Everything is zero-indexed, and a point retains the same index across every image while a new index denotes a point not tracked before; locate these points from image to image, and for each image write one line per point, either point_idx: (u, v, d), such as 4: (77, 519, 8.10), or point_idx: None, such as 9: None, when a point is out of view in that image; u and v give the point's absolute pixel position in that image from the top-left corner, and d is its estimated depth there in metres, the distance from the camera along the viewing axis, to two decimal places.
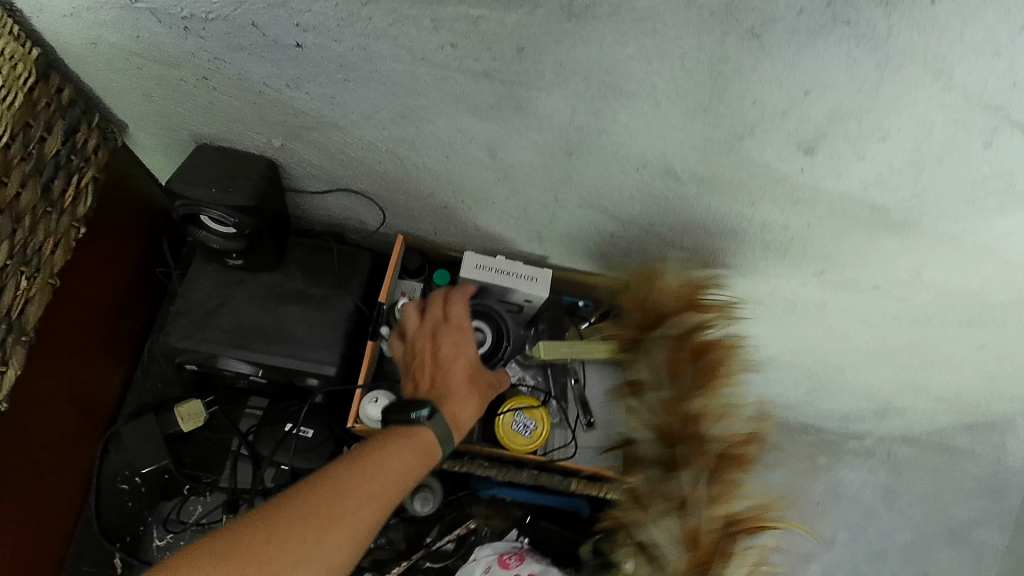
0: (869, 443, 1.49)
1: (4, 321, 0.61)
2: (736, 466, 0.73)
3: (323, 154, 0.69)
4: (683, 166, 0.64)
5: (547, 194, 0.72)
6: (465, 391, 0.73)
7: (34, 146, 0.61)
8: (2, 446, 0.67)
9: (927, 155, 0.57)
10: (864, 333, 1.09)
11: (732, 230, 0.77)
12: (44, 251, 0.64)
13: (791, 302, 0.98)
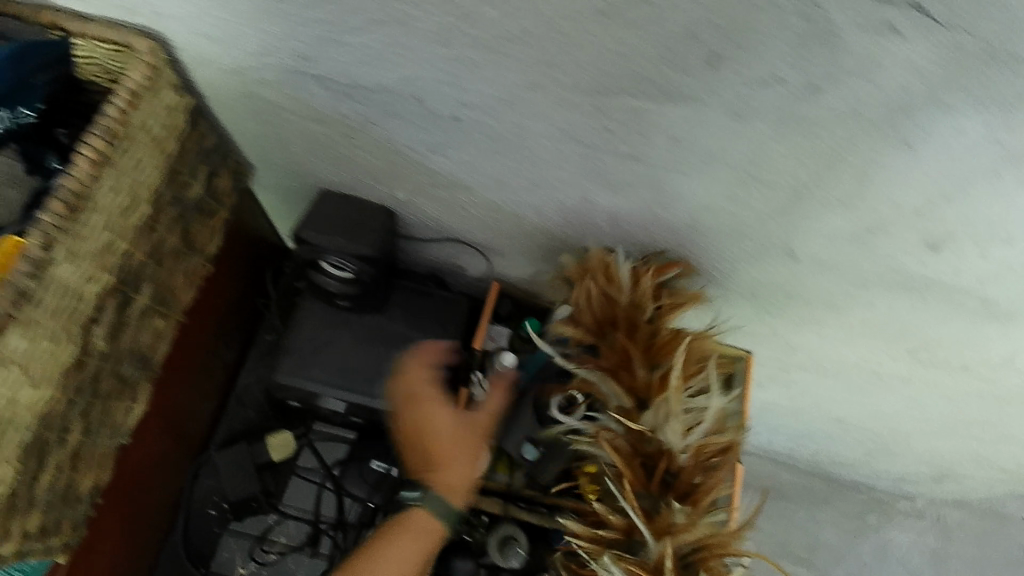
0: (919, 505, 1.57)
1: (136, 359, 0.62)
2: (698, 491, 0.61)
3: (442, 207, 0.71)
4: (803, 248, 0.64)
5: (656, 260, 0.73)
6: (439, 459, 0.68)
7: (181, 191, 0.63)
8: (118, 471, 0.69)
9: None
10: (942, 406, 1.08)
11: (834, 306, 0.77)
12: (175, 291, 0.66)
13: (875, 373, 0.97)
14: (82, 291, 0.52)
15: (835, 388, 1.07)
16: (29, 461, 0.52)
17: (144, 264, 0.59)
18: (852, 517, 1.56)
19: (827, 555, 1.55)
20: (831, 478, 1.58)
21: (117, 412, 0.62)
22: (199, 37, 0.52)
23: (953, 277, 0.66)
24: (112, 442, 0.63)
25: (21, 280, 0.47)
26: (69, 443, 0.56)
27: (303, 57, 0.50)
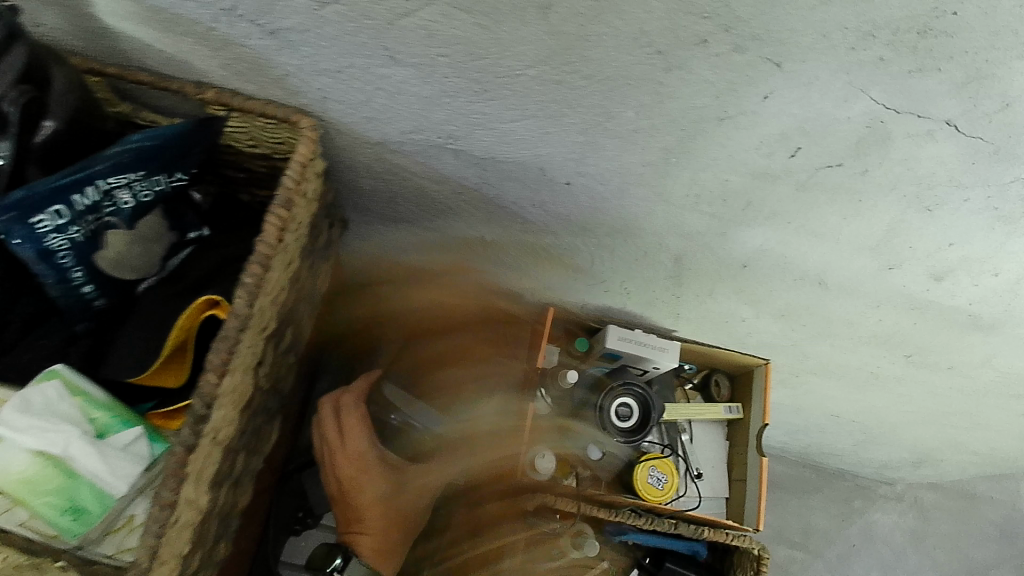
0: (898, 489, 1.71)
1: (273, 396, 0.70)
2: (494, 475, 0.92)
3: (524, 250, 0.82)
4: (834, 280, 0.77)
5: (705, 291, 0.85)
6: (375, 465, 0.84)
7: (312, 245, 0.71)
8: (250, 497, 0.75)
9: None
10: (926, 400, 1.23)
11: (849, 323, 0.90)
12: (300, 333, 0.74)
13: (873, 374, 1.12)
14: (260, 337, 0.60)
15: (836, 387, 1.20)
16: (212, 490, 0.60)
17: (289, 310, 0.67)
18: (839, 502, 1.69)
19: (822, 540, 1.66)
20: (820, 468, 1.70)
21: (259, 440, 0.70)
22: (357, 117, 0.62)
23: (950, 299, 0.80)
24: (253, 467, 0.71)
25: (233, 334, 0.55)
26: (231, 474, 0.64)
27: (453, 137, 0.62)
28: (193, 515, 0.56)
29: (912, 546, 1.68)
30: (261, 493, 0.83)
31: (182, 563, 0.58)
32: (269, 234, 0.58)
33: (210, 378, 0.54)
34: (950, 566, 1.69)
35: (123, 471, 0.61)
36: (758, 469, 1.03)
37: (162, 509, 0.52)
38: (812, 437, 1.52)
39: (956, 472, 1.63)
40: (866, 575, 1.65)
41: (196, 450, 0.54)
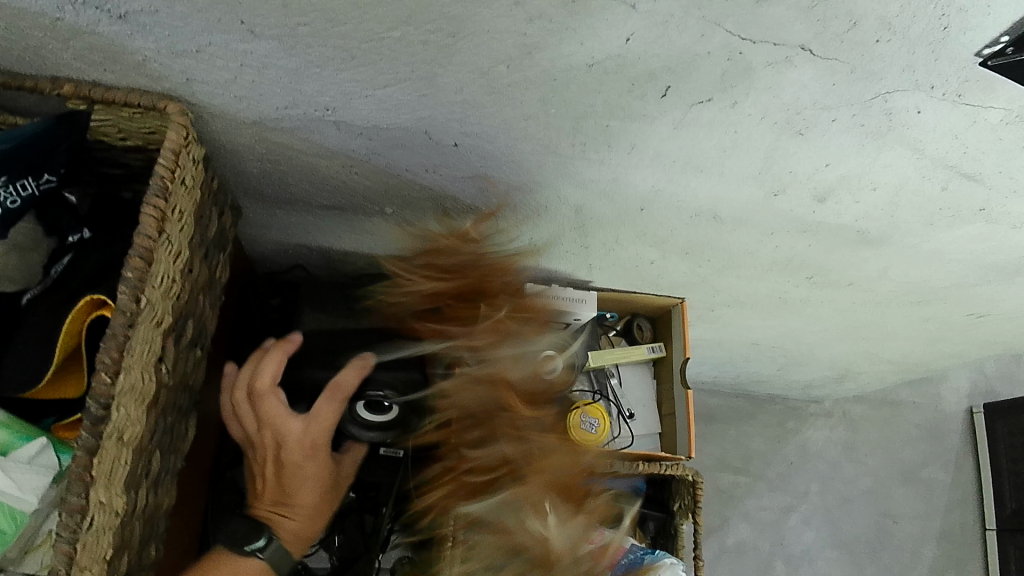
0: (827, 406, 1.81)
1: (185, 389, 0.70)
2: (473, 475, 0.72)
3: (427, 217, 0.82)
4: (727, 212, 0.81)
5: (611, 237, 0.87)
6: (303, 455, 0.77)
7: (202, 236, 0.69)
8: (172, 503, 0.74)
9: (901, 189, 0.78)
10: (837, 317, 1.31)
11: (752, 252, 0.95)
12: (204, 326, 0.72)
13: (783, 299, 1.17)
14: (155, 332, 0.59)
15: (753, 314, 1.25)
16: (128, 493, 0.59)
17: (186, 303, 0.66)
18: (774, 426, 1.77)
19: (761, 462, 1.74)
20: (752, 396, 1.77)
21: (175, 437, 0.69)
22: (228, 97, 0.60)
23: (837, 218, 0.85)
24: (173, 467, 0.70)
25: (122, 331, 0.54)
26: (149, 474, 0.64)
27: (331, 109, 0.61)
28: (111, 519, 0.56)
29: (843, 457, 1.79)
30: (185, 496, 0.83)
31: (107, 568, 0.57)
32: (147, 226, 0.56)
33: (101, 378, 0.53)
34: (879, 469, 1.81)
35: (30, 484, 0.59)
36: (684, 402, 1.07)
37: (72, 515, 0.51)
38: (740, 365, 1.59)
39: (876, 382, 1.74)
40: (806, 490, 1.75)
41: (102, 452, 0.53)
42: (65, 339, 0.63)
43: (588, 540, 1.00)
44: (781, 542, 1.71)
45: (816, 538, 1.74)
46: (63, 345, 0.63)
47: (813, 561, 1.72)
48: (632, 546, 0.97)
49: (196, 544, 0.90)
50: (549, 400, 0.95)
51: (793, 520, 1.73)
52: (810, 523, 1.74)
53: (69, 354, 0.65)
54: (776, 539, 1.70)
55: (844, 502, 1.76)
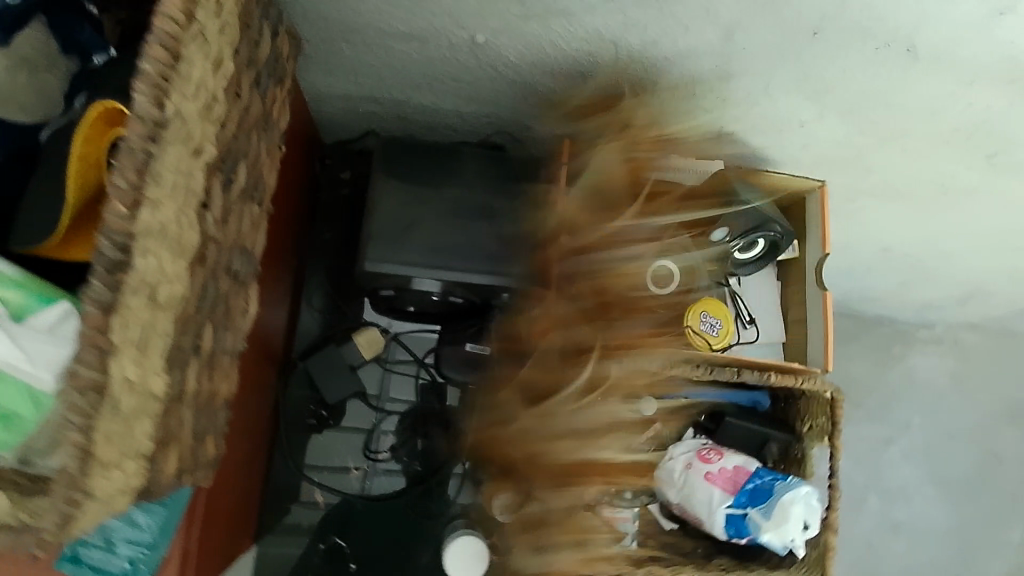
0: (937, 332, 1.56)
1: (242, 256, 0.56)
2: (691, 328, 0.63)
3: (527, 49, 0.68)
4: (929, 43, 0.63)
5: (761, 81, 0.72)
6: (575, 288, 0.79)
7: (253, 52, 0.53)
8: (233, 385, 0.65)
9: None
10: (997, 217, 1.06)
11: (934, 111, 0.76)
12: (263, 175, 0.58)
13: (944, 186, 0.96)
14: (191, 162, 0.44)
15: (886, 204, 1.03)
16: (170, 373, 0.45)
17: (234, 138, 0.51)
18: (877, 349, 1.55)
19: (861, 389, 1.53)
20: (857, 315, 1.55)
21: (233, 312, 0.55)
22: None
23: None
24: (233, 349, 0.56)
25: (139, 146, 0.38)
26: (200, 353, 0.50)
27: None
28: (147, 405, 0.42)
29: (954, 388, 1.55)
30: (248, 384, 0.73)
31: (144, 464, 0.44)
32: (170, 5, 0.40)
33: (114, 207, 0.37)
34: (996, 404, 1.57)
35: (42, 356, 0.46)
36: (820, 304, 0.93)
37: (83, 395, 0.36)
38: (849, 276, 1.37)
39: (1008, 307, 1.45)
40: (908, 423, 1.53)
41: (124, 311, 0.38)
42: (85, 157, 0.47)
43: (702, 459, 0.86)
44: (875, 475, 1.51)
45: (914, 474, 1.52)
46: (83, 180, 0.49)
47: (909, 498, 1.52)
48: (759, 469, 0.83)
49: (260, 426, 0.82)
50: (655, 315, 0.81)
51: (891, 454, 1.52)
52: (910, 458, 1.53)
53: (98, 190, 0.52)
54: (869, 469, 1.51)
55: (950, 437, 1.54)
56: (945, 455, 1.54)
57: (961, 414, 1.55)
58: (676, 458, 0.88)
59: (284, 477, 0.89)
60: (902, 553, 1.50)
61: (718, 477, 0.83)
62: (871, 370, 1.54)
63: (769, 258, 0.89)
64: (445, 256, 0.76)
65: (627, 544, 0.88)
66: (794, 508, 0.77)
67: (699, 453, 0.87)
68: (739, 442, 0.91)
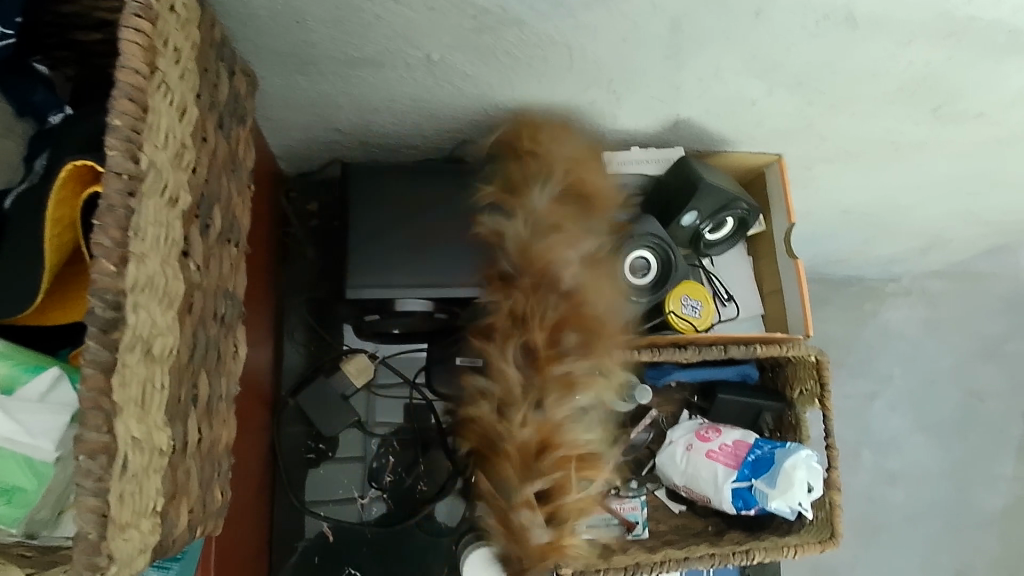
0: (904, 284, 1.61)
1: (228, 300, 0.56)
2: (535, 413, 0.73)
3: (482, 61, 0.69)
4: (863, 9, 0.66)
5: (710, 65, 0.74)
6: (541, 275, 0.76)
7: (212, 95, 0.53)
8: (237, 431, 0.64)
9: None
10: (945, 167, 1.11)
11: (874, 73, 0.79)
12: (237, 216, 0.58)
13: (892, 143, 0.99)
14: (169, 212, 0.44)
15: (841, 166, 1.06)
16: (173, 425, 0.45)
17: (206, 183, 0.51)
18: (850, 309, 1.59)
19: (839, 350, 1.57)
20: (826, 278, 1.59)
21: (225, 356, 0.55)
22: None
23: (992, 10, 0.68)
24: (229, 392, 0.56)
25: (120, 202, 0.39)
26: (199, 402, 0.50)
27: None
28: (155, 460, 0.42)
29: (927, 336, 1.60)
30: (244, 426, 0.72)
31: (159, 520, 0.44)
32: (131, 59, 0.40)
33: (102, 265, 0.38)
34: (969, 345, 1.62)
35: (40, 426, 0.45)
36: (793, 272, 0.95)
37: (94, 457, 0.36)
38: (815, 243, 1.40)
39: (966, 251, 1.50)
40: (889, 375, 1.57)
41: (122, 368, 0.38)
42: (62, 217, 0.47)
43: (702, 438, 0.89)
44: (865, 430, 1.56)
45: (902, 422, 1.57)
46: (58, 242, 0.48)
47: (900, 447, 1.56)
48: (757, 439, 0.87)
49: (259, 468, 0.80)
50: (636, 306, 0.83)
51: (877, 408, 1.57)
52: (896, 408, 1.57)
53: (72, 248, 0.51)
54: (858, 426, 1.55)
55: (930, 384, 1.59)
56: (928, 402, 1.58)
57: (937, 360, 1.60)
58: (676, 441, 0.91)
59: (287, 519, 0.87)
60: (901, 501, 1.54)
61: (719, 454, 0.87)
62: (847, 330, 1.58)
63: (740, 235, 0.92)
64: (429, 276, 0.79)
65: (638, 532, 0.91)
66: (797, 472, 0.81)
67: (699, 432, 0.90)
68: (734, 417, 0.94)
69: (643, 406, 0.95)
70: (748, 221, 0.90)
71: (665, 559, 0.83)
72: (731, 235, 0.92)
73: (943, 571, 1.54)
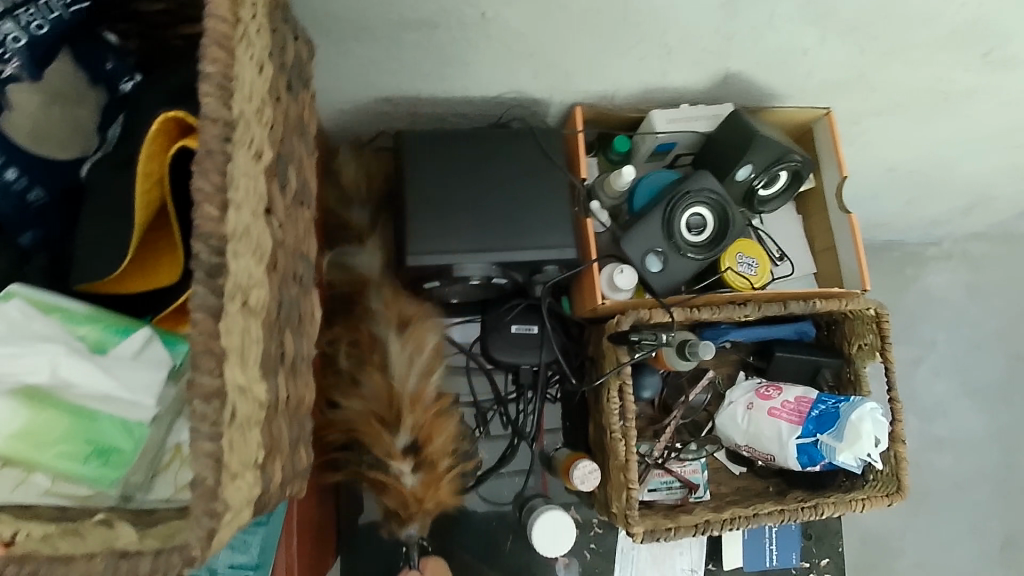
0: (946, 247, 1.58)
1: (303, 262, 0.56)
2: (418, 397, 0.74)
3: (534, 17, 0.69)
4: None
5: (765, 12, 0.72)
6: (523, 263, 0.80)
7: (281, 56, 0.53)
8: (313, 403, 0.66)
9: None
10: (993, 119, 1.08)
11: (931, 14, 0.77)
12: (307, 180, 0.58)
13: (942, 93, 0.97)
14: (256, 165, 0.44)
15: (887, 121, 1.04)
16: (267, 380, 0.45)
17: (281, 143, 0.51)
18: (891, 274, 1.56)
19: None
20: (866, 244, 1.56)
21: (305, 318, 0.55)
22: None
23: None
24: (308, 356, 0.56)
25: (219, 149, 0.39)
26: (286, 361, 0.50)
27: None
28: (256, 412, 0.42)
29: (971, 299, 1.57)
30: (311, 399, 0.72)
31: (260, 474, 0.44)
32: (219, 8, 0.40)
33: (206, 212, 0.37)
34: (1014, 307, 1.59)
35: (139, 382, 0.46)
36: (847, 228, 0.93)
37: (208, 401, 0.36)
38: (856, 206, 1.38)
39: (1008, 209, 1.46)
40: (934, 340, 1.55)
41: (228, 315, 0.38)
42: (151, 172, 0.47)
43: (762, 397, 0.88)
44: (911, 395, 1.53)
45: (947, 388, 1.54)
46: (145, 201, 0.48)
47: (946, 412, 1.53)
48: (820, 395, 0.85)
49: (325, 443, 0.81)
50: (693, 264, 0.82)
51: (923, 374, 1.54)
52: (940, 373, 1.54)
53: (155, 216, 0.52)
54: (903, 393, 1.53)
55: (975, 347, 1.56)
56: (974, 365, 1.56)
57: (982, 324, 1.57)
58: (736, 401, 0.90)
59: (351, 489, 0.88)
60: (949, 468, 1.52)
61: (782, 411, 0.85)
62: (889, 296, 1.55)
63: (793, 190, 0.90)
64: (488, 237, 0.77)
65: (701, 494, 0.90)
66: (863, 425, 0.79)
67: (759, 391, 0.89)
68: (792, 375, 0.93)
69: (699, 369, 0.95)
70: (801, 175, 0.89)
71: (733, 516, 0.82)
72: (786, 188, 0.90)
73: (994, 537, 1.51)
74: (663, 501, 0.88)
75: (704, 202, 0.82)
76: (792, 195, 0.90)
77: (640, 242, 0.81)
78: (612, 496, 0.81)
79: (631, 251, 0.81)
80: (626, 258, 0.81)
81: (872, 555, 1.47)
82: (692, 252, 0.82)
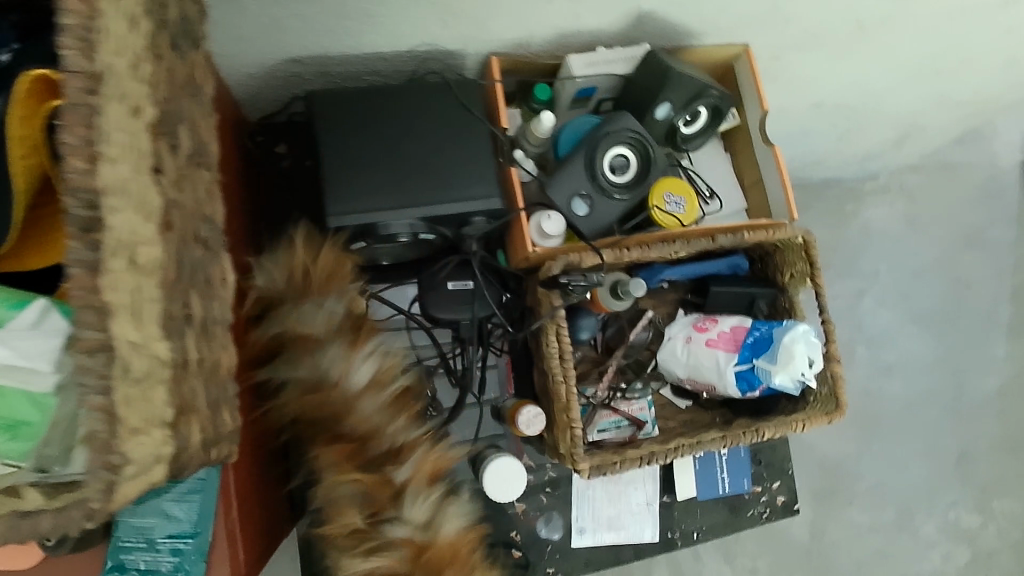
0: (882, 181, 1.61)
1: (209, 224, 0.55)
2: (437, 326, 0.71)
3: None
4: None
5: None
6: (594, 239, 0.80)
7: (161, 13, 0.51)
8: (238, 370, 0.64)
9: None
10: (910, 47, 1.10)
11: None
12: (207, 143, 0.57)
13: (856, 22, 0.98)
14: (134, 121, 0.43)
15: (807, 55, 1.06)
16: (172, 337, 0.45)
17: (167, 102, 0.50)
18: (831, 211, 1.60)
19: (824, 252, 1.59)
20: (805, 184, 1.59)
21: (215, 280, 0.54)
22: None
23: None
24: (225, 320, 0.55)
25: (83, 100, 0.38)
26: (195, 322, 0.49)
27: None
28: (159, 368, 0.42)
29: (908, 230, 1.62)
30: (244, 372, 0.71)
31: (171, 430, 0.43)
32: None
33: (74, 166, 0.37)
34: (951, 234, 1.64)
35: (39, 348, 0.44)
36: (772, 162, 0.95)
37: None
38: (791, 146, 1.40)
39: (937, 139, 1.50)
40: (875, 272, 1.59)
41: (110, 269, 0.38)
42: (24, 137, 0.46)
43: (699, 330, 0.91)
44: (858, 326, 1.58)
45: (892, 316, 1.60)
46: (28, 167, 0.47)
47: (893, 340, 1.59)
48: (754, 322, 0.88)
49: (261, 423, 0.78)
50: (619, 206, 0.83)
51: (868, 305, 1.59)
52: (885, 303, 1.59)
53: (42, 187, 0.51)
54: (850, 324, 1.57)
55: (915, 276, 1.61)
56: (915, 293, 1.61)
57: (920, 253, 1.62)
58: (674, 336, 0.92)
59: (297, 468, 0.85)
60: (899, 392, 1.58)
61: (718, 341, 0.88)
62: (830, 232, 1.59)
63: (714, 126, 0.91)
64: (408, 193, 0.76)
65: (649, 430, 0.92)
66: (795, 347, 0.83)
67: (696, 324, 0.91)
68: (728, 308, 0.95)
69: (639, 310, 0.96)
70: (722, 110, 0.90)
71: (679, 445, 0.85)
72: (708, 124, 0.91)
73: (949, 453, 1.58)
74: (612, 439, 0.90)
75: (625, 143, 0.82)
76: (714, 131, 0.91)
77: (565, 187, 0.82)
78: (559, 438, 0.83)
79: (557, 197, 0.81)
80: (552, 204, 0.82)
81: (831, 480, 1.53)
82: (616, 193, 0.83)
